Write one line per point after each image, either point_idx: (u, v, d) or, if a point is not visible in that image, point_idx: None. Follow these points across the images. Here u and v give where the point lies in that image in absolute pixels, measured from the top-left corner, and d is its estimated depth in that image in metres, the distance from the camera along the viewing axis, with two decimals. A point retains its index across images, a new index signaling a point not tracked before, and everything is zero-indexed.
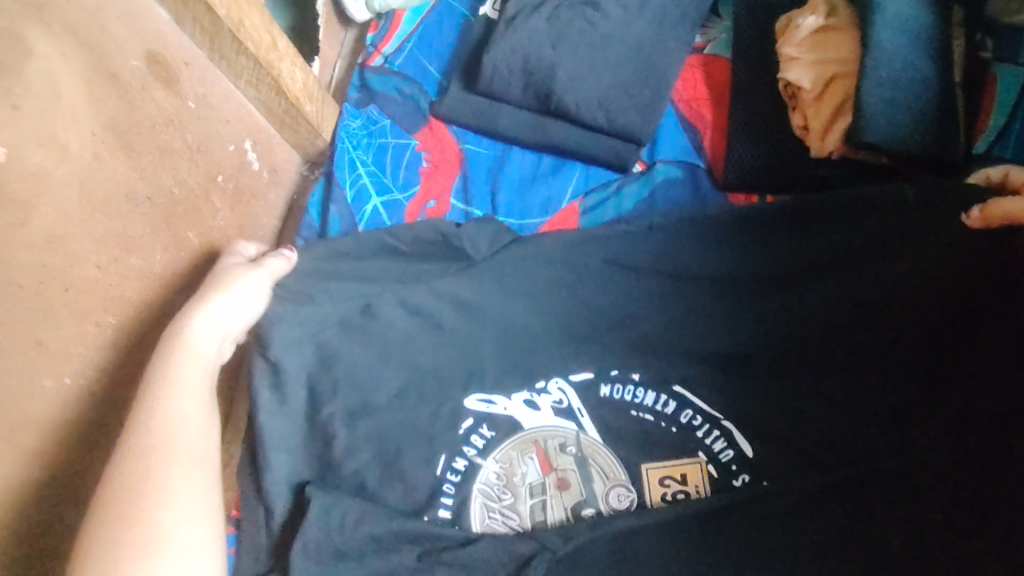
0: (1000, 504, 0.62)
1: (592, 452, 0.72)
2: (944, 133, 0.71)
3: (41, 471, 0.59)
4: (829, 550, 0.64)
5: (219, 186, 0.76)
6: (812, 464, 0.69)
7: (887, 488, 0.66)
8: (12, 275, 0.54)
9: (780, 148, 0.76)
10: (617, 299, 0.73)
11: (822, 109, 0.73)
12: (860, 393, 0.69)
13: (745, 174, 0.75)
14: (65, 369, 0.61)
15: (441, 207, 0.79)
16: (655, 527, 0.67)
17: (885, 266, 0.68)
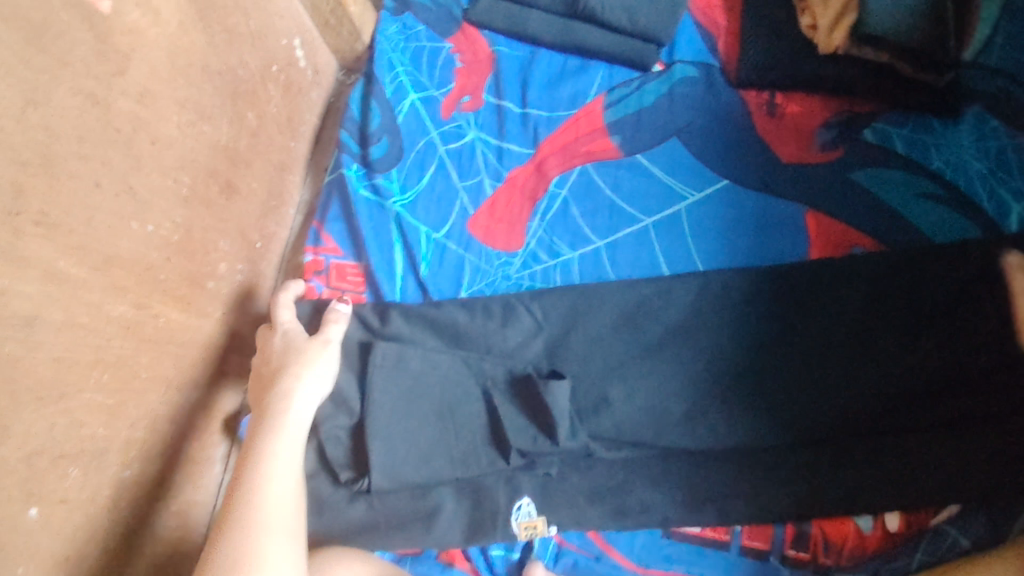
0: (1007, 390, 0.68)
1: (637, 334, 0.74)
2: (940, 29, 0.79)
3: (128, 307, 0.66)
4: (845, 422, 0.70)
5: (273, 76, 0.83)
6: (855, 349, 0.71)
7: (917, 372, 0.70)
8: (112, 117, 0.62)
9: (788, 49, 0.84)
10: (641, 186, 0.81)
11: (830, 9, 0.82)
12: (889, 269, 0.73)
13: (757, 73, 0.83)
14: (149, 218, 0.67)
15: (474, 101, 0.87)
16: (690, 400, 0.72)
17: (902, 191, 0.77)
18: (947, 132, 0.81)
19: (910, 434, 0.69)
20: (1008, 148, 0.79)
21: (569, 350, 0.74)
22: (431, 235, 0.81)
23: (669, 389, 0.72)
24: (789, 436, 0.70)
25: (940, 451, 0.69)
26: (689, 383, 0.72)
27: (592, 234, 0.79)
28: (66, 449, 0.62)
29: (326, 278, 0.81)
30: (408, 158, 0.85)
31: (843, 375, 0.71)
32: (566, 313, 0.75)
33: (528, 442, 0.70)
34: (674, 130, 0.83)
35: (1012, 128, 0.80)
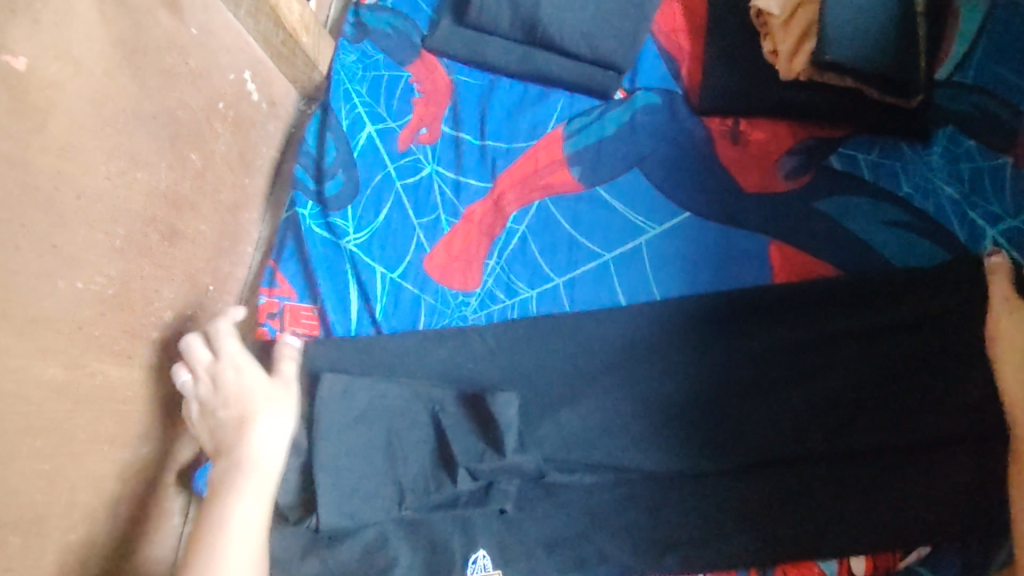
0: (964, 422, 0.68)
1: (587, 356, 0.73)
2: (903, 57, 0.77)
3: (59, 369, 0.64)
4: (800, 461, 0.69)
5: (220, 112, 0.80)
6: (814, 385, 0.70)
7: (874, 408, 0.69)
8: (30, 175, 0.59)
9: (753, 75, 0.81)
10: (601, 219, 0.78)
11: (790, 34, 0.79)
12: (839, 298, 0.72)
13: (721, 100, 0.80)
14: (79, 274, 0.65)
15: (432, 133, 0.84)
16: (648, 441, 0.71)
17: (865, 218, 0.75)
18: (916, 156, 0.78)
19: (864, 464, 0.69)
20: (982, 171, 0.76)
21: (518, 373, 0.73)
22: (387, 276, 0.79)
23: (622, 419, 0.71)
24: (746, 477, 0.69)
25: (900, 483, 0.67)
26: (643, 411, 0.71)
27: (551, 272, 0.77)
28: (2, 521, 0.60)
29: (279, 322, 0.79)
30: (362, 195, 0.82)
31: (796, 407, 0.70)
32: (515, 335, 0.74)
33: (476, 461, 0.68)
34: (636, 160, 0.79)
35: (987, 150, 0.77)
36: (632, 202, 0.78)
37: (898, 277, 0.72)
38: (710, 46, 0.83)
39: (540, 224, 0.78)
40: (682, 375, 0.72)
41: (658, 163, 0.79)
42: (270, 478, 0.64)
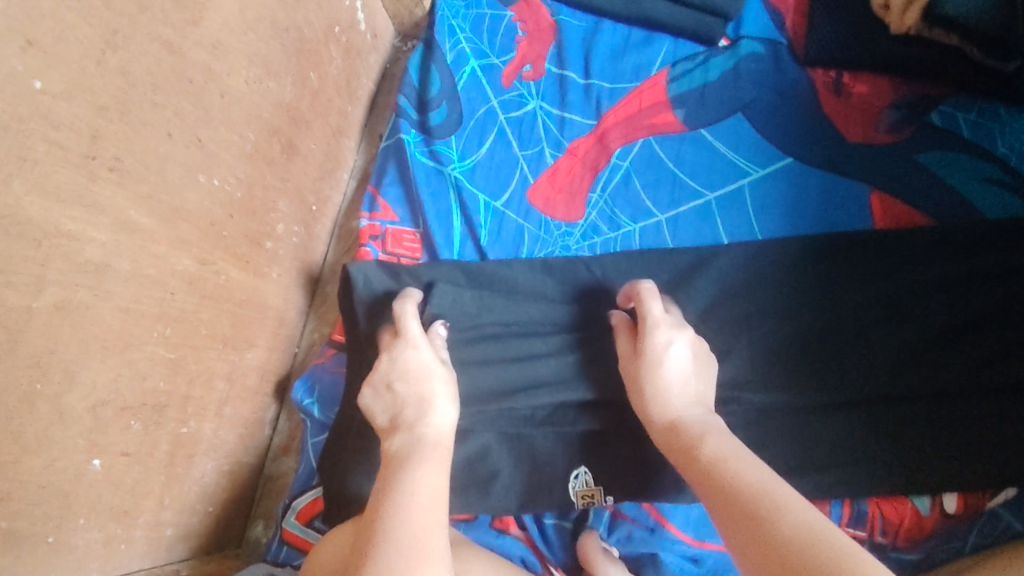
0: None
1: (690, 283, 0.74)
2: (1013, 14, 0.77)
3: (192, 262, 0.66)
4: (900, 397, 0.70)
5: (335, 36, 0.82)
6: (914, 322, 0.71)
7: (972, 347, 0.70)
8: (185, 66, 0.61)
9: (858, 27, 0.82)
10: (705, 160, 0.80)
11: None
12: (939, 242, 0.73)
13: (825, 50, 0.82)
14: (216, 172, 0.67)
15: (536, 71, 0.86)
16: (753, 368, 0.71)
17: (963, 175, 0.77)
18: (1012, 117, 0.79)
19: (960, 404, 0.69)
20: None
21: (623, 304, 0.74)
22: (490, 203, 0.80)
23: (725, 351, 0.71)
24: (847, 412, 0.70)
25: (994, 425, 0.69)
26: (749, 345, 0.71)
27: (654, 208, 0.78)
28: (128, 402, 0.61)
29: (381, 243, 0.80)
30: (467, 125, 0.84)
31: (898, 347, 0.70)
32: (623, 264, 0.75)
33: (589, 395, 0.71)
34: (739, 105, 0.81)
35: None
36: (734, 147, 0.80)
37: (996, 228, 0.73)
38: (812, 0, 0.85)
39: (645, 164, 0.80)
40: (784, 314, 0.72)
41: (761, 111, 0.81)
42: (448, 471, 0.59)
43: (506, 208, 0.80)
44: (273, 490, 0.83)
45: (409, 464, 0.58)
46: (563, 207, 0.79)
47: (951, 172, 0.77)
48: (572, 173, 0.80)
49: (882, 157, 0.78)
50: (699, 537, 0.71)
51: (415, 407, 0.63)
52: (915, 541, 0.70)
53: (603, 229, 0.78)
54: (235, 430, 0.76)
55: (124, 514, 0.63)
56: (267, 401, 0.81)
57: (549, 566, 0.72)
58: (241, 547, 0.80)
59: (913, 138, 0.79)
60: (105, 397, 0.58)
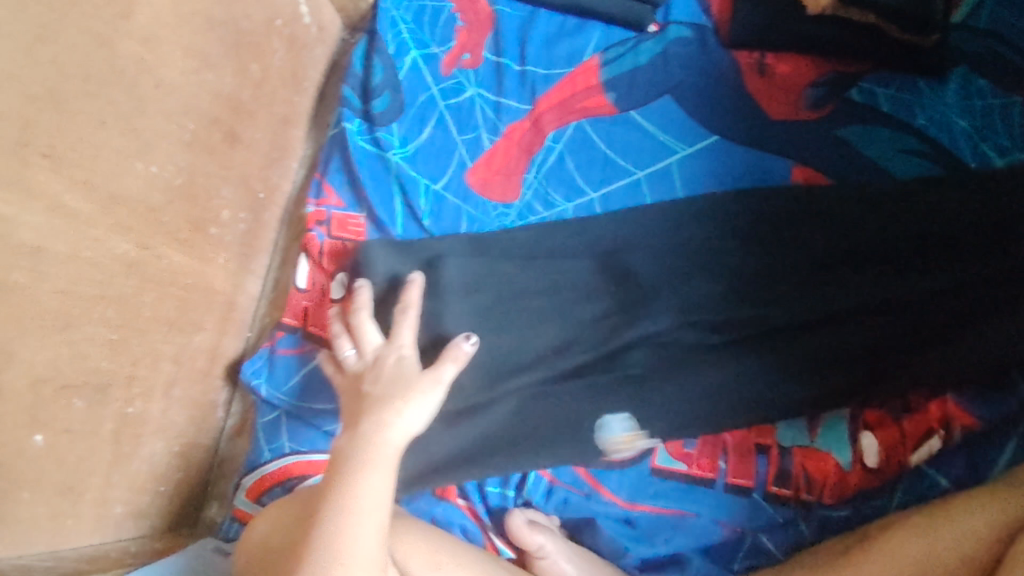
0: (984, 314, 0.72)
1: (622, 263, 0.77)
2: None
3: (131, 246, 0.68)
4: (821, 358, 0.73)
5: (277, 29, 0.85)
6: (836, 289, 0.75)
7: (891, 312, 0.74)
8: (116, 58, 0.64)
9: (779, 10, 0.86)
10: (635, 140, 0.83)
11: None
12: (852, 208, 0.76)
13: (748, 34, 0.86)
14: (153, 159, 0.69)
15: (475, 59, 0.89)
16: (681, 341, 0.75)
17: (882, 148, 0.81)
18: (931, 92, 0.83)
19: (875, 362, 0.73)
20: (993, 106, 0.81)
21: (552, 283, 0.76)
22: (430, 187, 0.83)
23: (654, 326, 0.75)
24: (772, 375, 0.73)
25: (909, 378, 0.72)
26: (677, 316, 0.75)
27: (586, 186, 0.81)
28: (69, 380, 0.64)
29: (327, 228, 0.83)
30: (408, 113, 0.86)
31: (814, 313, 0.74)
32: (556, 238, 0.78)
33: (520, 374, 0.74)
34: (667, 87, 0.84)
35: (995, 86, 0.82)
36: (663, 128, 0.83)
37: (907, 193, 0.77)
38: None
39: (578, 146, 0.83)
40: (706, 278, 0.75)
41: (689, 91, 0.84)
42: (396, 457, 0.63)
43: (444, 192, 0.82)
44: (227, 470, 0.83)
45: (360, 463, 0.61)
46: (500, 192, 0.82)
47: (871, 146, 0.81)
48: (509, 159, 0.83)
49: (807, 134, 0.82)
50: (631, 501, 0.75)
51: (383, 404, 0.65)
52: (841, 496, 0.72)
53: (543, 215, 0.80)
54: (185, 410, 0.79)
55: (69, 490, 0.66)
56: (219, 383, 0.84)
57: (488, 534, 0.76)
58: (195, 527, 0.81)
59: (835, 115, 0.83)
60: (44, 373, 0.61)
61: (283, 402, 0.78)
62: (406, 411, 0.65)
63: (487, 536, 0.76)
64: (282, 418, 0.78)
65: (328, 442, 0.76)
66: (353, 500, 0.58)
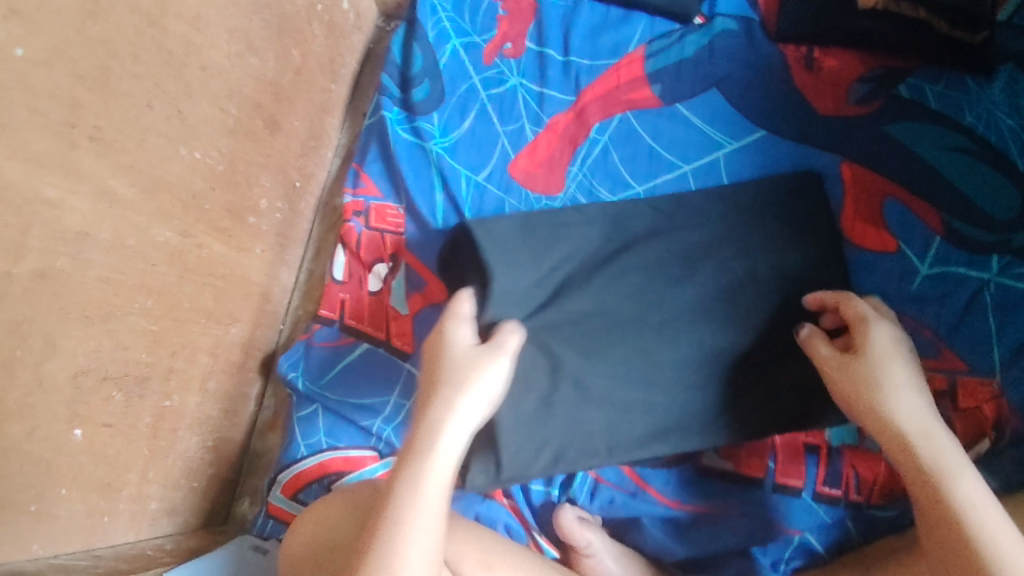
0: None
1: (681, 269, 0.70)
2: None
3: (174, 234, 0.66)
4: None
5: (317, 14, 0.82)
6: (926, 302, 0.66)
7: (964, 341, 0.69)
8: (165, 38, 0.61)
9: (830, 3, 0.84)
10: (682, 134, 0.81)
11: None
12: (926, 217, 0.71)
13: (798, 26, 0.84)
14: (197, 144, 0.67)
15: (517, 48, 0.86)
16: None
17: (932, 148, 0.80)
18: (978, 90, 0.82)
19: None
20: None
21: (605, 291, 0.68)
22: (472, 178, 0.81)
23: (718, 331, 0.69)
24: None
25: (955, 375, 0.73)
26: None
27: (632, 180, 0.80)
28: (110, 372, 0.62)
29: (365, 219, 0.81)
30: (448, 103, 0.84)
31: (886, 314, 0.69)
32: (610, 225, 0.73)
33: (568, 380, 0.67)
34: (713, 81, 0.83)
35: None
36: (710, 122, 0.81)
37: (957, 196, 0.78)
38: None
39: (624, 140, 0.81)
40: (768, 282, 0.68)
41: (736, 86, 0.83)
42: (458, 444, 0.57)
43: (487, 183, 0.80)
44: (258, 466, 0.82)
45: (418, 473, 0.54)
46: (545, 184, 0.80)
47: (920, 146, 0.80)
48: (552, 150, 0.81)
49: (857, 133, 0.81)
50: (678, 501, 0.73)
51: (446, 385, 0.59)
52: (890, 499, 0.70)
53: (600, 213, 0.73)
54: (220, 404, 0.76)
55: (108, 486, 0.64)
56: (252, 376, 0.81)
57: (531, 531, 0.74)
58: (227, 524, 0.80)
59: (885, 113, 0.81)
60: (86, 365, 0.59)
61: (321, 396, 0.76)
62: (467, 395, 0.58)
63: (530, 534, 0.74)
64: (319, 412, 0.76)
65: (366, 438, 0.74)
66: (408, 514, 0.52)
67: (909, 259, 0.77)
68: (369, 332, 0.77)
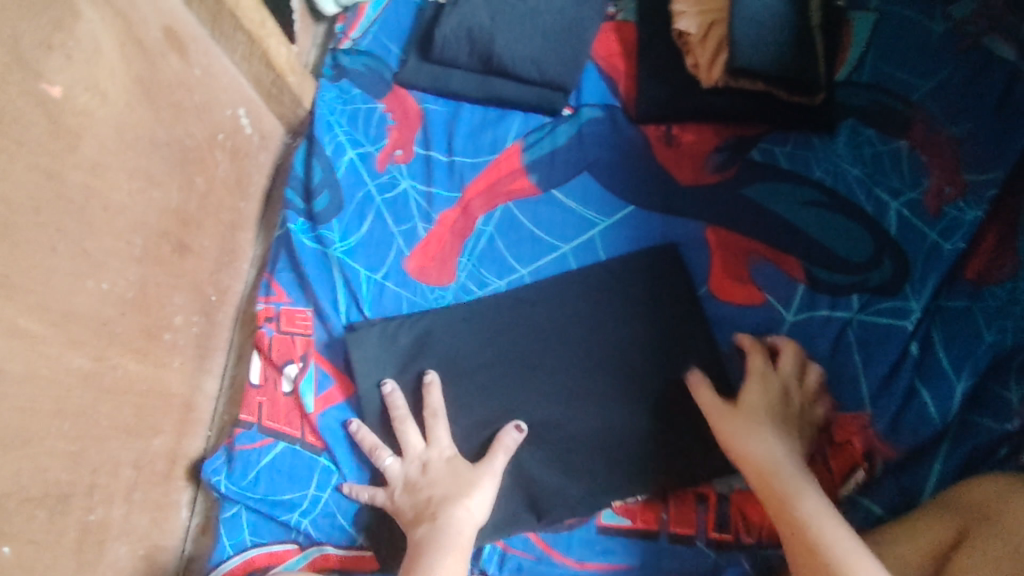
0: (898, 347, 0.79)
1: (561, 361, 0.81)
2: (801, 61, 0.88)
3: (87, 359, 0.72)
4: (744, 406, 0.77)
5: (219, 143, 0.91)
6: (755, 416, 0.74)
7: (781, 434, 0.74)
8: (65, 188, 0.69)
9: (678, 85, 0.92)
10: (560, 218, 0.89)
11: (707, 49, 0.91)
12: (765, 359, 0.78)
13: (655, 109, 0.91)
14: (105, 276, 0.74)
15: (407, 155, 0.94)
16: (621, 421, 0.79)
17: (789, 205, 0.87)
18: (823, 145, 0.90)
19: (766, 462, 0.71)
20: (883, 154, 0.88)
21: (496, 401, 0.81)
22: (370, 277, 0.88)
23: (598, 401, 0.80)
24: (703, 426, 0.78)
25: (825, 413, 0.78)
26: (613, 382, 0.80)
27: (517, 264, 0.87)
28: (32, 492, 0.67)
29: (276, 324, 0.88)
30: (347, 210, 0.92)
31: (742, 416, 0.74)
32: (494, 324, 0.83)
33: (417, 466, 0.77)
34: (584, 166, 0.91)
35: (884, 134, 0.89)
36: (586, 203, 0.89)
37: (816, 245, 0.85)
38: (640, 67, 0.94)
39: (509, 229, 0.89)
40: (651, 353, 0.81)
41: (605, 168, 0.90)
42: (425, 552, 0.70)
43: (386, 281, 0.88)
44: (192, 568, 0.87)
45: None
46: (438, 279, 0.87)
47: (777, 204, 0.87)
48: (444, 246, 0.89)
49: (720, 198, 0.88)
50: (580, 560, 0.76)
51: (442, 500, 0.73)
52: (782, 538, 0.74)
53: (493, 324, 0.83)
54: (148, 512, 0.82)
55: None
56: (181, 482, 0.87)
57: None
58: None
59: (745, 177, 0.88)
60: (9, 489, 0.64)
61: (241, 496, 0.81)
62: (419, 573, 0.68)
63: None
64: (242, 511, 0.81)
65: (287, 531, 0.80)
66: None
67: (775, 307, 0.83)
68: (286, 431, 0.83)
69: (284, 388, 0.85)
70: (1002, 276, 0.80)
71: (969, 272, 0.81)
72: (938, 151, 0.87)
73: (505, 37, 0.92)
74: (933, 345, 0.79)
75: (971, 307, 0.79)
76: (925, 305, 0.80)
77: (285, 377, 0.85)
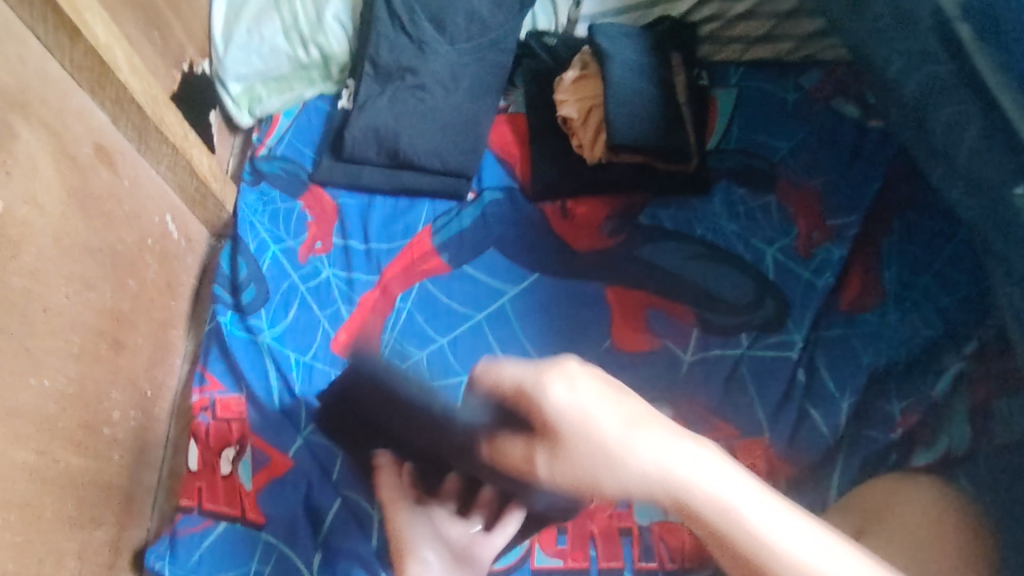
0: (786, 375, 0.87)
1: None
2: (670, 135, 0.98)
3: (31, 454, 0.75)
4: None
5: (149, 247, 0.97)
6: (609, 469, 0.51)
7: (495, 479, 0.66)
8: (8, 293, 0.74)
9: (570, 165, 1.03)
10: (471, 289, 0.97)
11: (589, 131, 1.01)
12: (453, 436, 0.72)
13: (550, 188, 1.02)
14: (45, 373, 0.78)
15: (327, 246, 1.02)
16: None
17: (676, 261, 0.96)
18: (701, 206, 1.00)
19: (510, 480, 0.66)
20: (754, 209, 0.99)
21: None
22: (300, 358, 0.94)
23: None
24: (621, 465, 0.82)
25: (728, 439, 0.84)
26: None
27: (436, 335, 0.94)
28: None
29: (212, 411, 0.93)
30: (273, 300, 0.98)
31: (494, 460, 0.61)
32: None
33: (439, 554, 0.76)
34: (490, 241, 1.00)
35: (753, 193, 1.00)
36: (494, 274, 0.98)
37: (704, 295, 0.93)
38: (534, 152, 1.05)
39: (426, 303, 0.96)
40: None
41: (509, 242, 1.00)
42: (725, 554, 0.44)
43: (314, 361, 0.94)
44: None
45: None
46: None
47: (666, 261, 0.97)
48: (367, 325, 0.96)
49: (615, 261, 0.97)
50: None
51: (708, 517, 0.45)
52: (702, 559, 0.79)
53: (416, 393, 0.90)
54: None
55: None
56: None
57: None
58: None
59: (635, 239, 0.99)
60: None
61: None
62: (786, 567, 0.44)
63: None
64: None
65: None
66: None
67: (672, 351, 0.90)
68: (226, 511, 0.87)
69: (222, 471, 0.89)
70: (868, 303, 0.90)
71: (842, 303, 0.90)
72: (804, 201, 0.98)
73: (409, 133, 1.03)
74: (817, 369, 0.87)
75: (846, 334, 0.88)
76: (805, 335, 0.89)
77: (222, 460, 0.90)
